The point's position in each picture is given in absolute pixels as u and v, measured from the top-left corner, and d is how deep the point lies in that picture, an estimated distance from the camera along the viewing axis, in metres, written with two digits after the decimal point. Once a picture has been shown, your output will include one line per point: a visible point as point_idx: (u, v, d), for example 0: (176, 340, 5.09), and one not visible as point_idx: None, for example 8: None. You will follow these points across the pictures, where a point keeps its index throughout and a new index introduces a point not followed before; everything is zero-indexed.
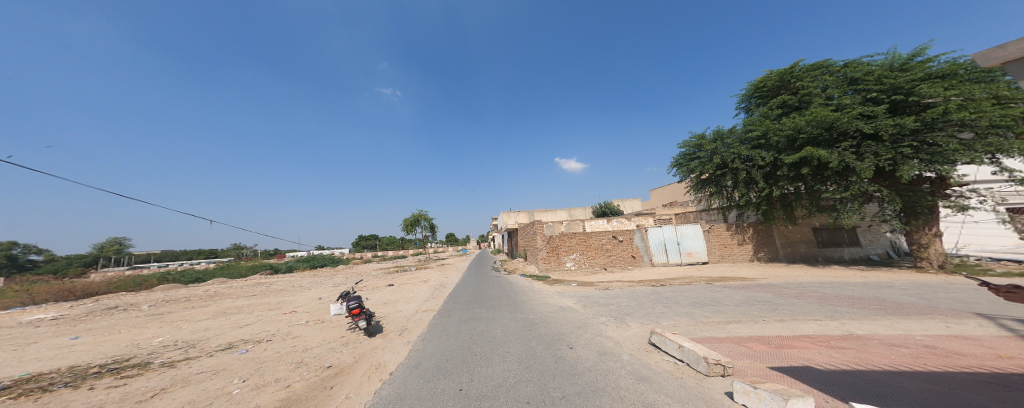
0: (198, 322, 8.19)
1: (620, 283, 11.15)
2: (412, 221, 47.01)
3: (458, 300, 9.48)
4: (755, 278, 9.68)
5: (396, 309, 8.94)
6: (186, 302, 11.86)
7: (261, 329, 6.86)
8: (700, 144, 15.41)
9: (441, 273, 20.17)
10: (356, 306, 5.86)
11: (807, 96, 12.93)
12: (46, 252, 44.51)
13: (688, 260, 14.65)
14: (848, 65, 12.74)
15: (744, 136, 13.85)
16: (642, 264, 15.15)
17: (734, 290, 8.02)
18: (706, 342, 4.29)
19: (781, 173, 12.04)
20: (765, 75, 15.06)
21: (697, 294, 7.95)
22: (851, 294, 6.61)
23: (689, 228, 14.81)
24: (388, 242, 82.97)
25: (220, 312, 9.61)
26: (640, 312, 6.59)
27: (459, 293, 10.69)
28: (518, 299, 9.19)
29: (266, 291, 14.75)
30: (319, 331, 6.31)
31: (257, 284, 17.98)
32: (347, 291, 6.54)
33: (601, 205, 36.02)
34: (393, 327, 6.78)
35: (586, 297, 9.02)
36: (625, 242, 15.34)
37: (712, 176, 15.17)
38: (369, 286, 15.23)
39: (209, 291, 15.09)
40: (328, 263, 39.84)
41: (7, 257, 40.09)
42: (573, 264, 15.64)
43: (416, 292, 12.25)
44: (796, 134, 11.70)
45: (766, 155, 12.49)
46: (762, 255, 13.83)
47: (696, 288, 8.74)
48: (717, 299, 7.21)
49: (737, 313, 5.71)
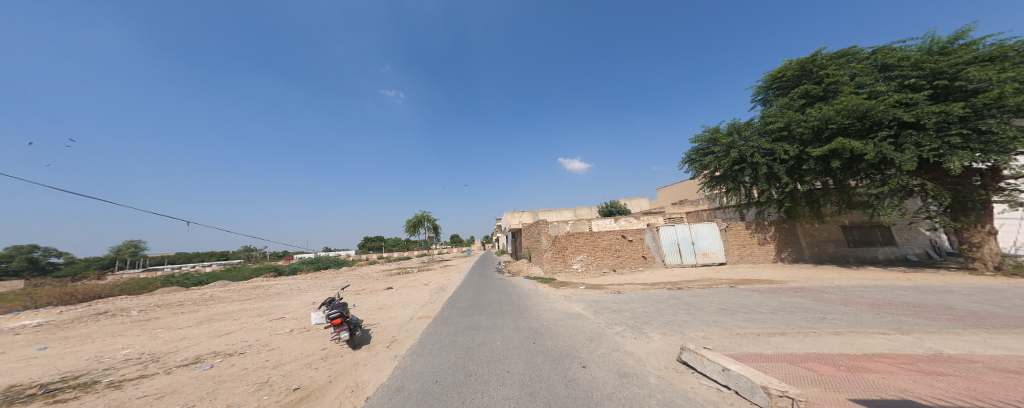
0: (178, 329, 7.63)
1: (632, 286, 10.31)
2: (415, 222, 46.59)
3: (457, 305, 8.78)
4: (784, 281, 8.78)
5: (390, 315, 8.25)
6: (177, 307, 11.40)
7: (240, 338, 6.27)
8: (714, 138, 14.51)
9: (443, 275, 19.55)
10: (337, 315, 5.17)
11: (833, 85, 11.97)
12: (67, 255, 45.78)
13: (703, 261, 13.71)
14: (879, 52, 11.78)
15: (764, 129, 12.89)
16: (654, 265, 14.27)
17: (764, 295, 7.14)
18: (751, 360, 3.47)
19: (807, 167, 11.08)
20: (785, 64, 14.11)
21: (722, 298, 7.09)
22: (909, 300, 5.69)
23: (704, 227, 13.91)
24: (394, 244, 82.69)
25: (207, 318, 9.09)
26: (660, 320, 5.79)
27: (459, 297, 9.99)
28: (522, 304, 8.47)
29: (262, 295, 14.25)
30: (298, 343, 5.66)
31: (256, 287, 17.55)
32: (332, 297, 5.88)
33: (608, 204, 35.03)
34: (382, 337, 6.09)
35: (596, 302, 8.23)
36: (635, 242, 14.50)
37: (728, 172, 14.25)
38: (368, 289, 14.66)
39: (205, 295, 14.69)
40: (332, 265, 39.59)
41: (29, 260, 41.17)
42: (581, 266, 14.84)
43: (414, 296, 11.59)
44: (823, 124, 10.76)
45: (789, 148, 11.54)
46: (786, 256, 12.79)
47: (720, 292, 7.88)
48: (747, 304, 6.35)
49: (779, 323, 4.86)
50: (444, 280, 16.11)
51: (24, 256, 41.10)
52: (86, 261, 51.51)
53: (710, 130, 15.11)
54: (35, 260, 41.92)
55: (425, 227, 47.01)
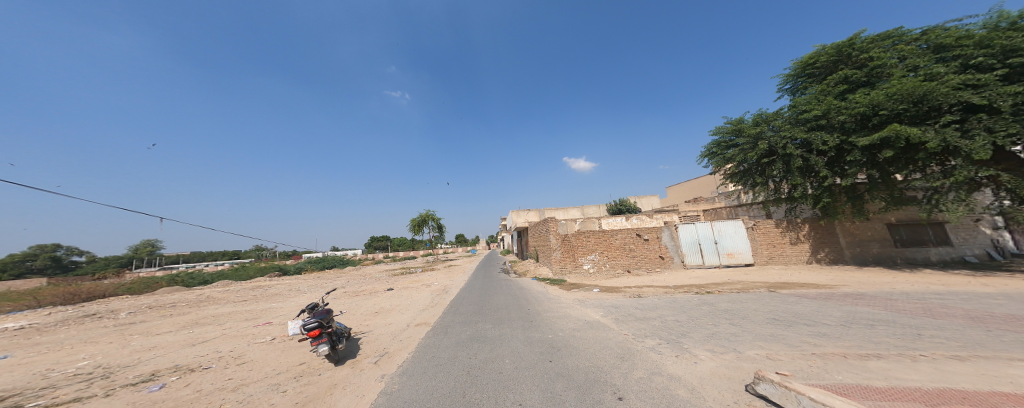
0: (155, 336, 6.94)
1: (652, 289, 9.33)
2: (419, 221, 46.12)
3: (460, 310, 7.94)
4: (833, 285, 7.68)
5: (385, 322, 7.44)
6: (167, 309, 10.81)
7: (214, 348, 5.51)
8: (738, 130, 13.51)
9: (446, 275, 18.71)
10: (315, 326, 4.30)
11: (878, 69, 10.99)
12: (86, 254, 46.82)
13: (728, 262, 12.59)
14: (930, 34, 10.78)
15: (797, 118, 11.84)
16: (673, 266, 13.19)
17: (817, 302, 6.07)
18: (862, 397, 2.50)
19: (851, 158, 10.02)
20: (818, 50, 13.10)
21: (766, 305, 6.06)
22: (1015, 312, 4.62)
23: (728, 225, 12.79)
24: (400, 243, 82.61)
25: (192, 321, 8.43)
26: (700, 332, 4.81)
27: (463, 301, 9.17)
28: (532, 310, 7.59)
29: (258, 296, 13.66)
30: (272, 357, 4.84)
31: (255, 287, 17.02)
32: (315, 303, 5.06)
33: (617, 202, 33.84)
34: (372, 349, 5.26)
35: (616, 307, 7.26)
36: (652, 241, 13.47)
37: (754, 166, 13.19)
38: (367, 290, 13.95)
39: (202, 295, 14.14)
40: (337, 264, 39.23)
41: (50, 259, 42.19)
42: (592, 266, 13.90)
43: (414, 299, 10.79)
44: (871, 111, 9.74)
45: (829, 138, 10.49)
46: (823, 257, 11.62)
47: (760, 297, 6.83)
48: (803, 314, 5.31)
49: (861, 339, 3.86)
50: (447, 281, 15.31)
51: (48, 254, 41.94)
52: (106, 260, 52.62)
53: (733, 121, 14.06)
54: (59, 259, 42.94)
55: (430, 226, 46.39)
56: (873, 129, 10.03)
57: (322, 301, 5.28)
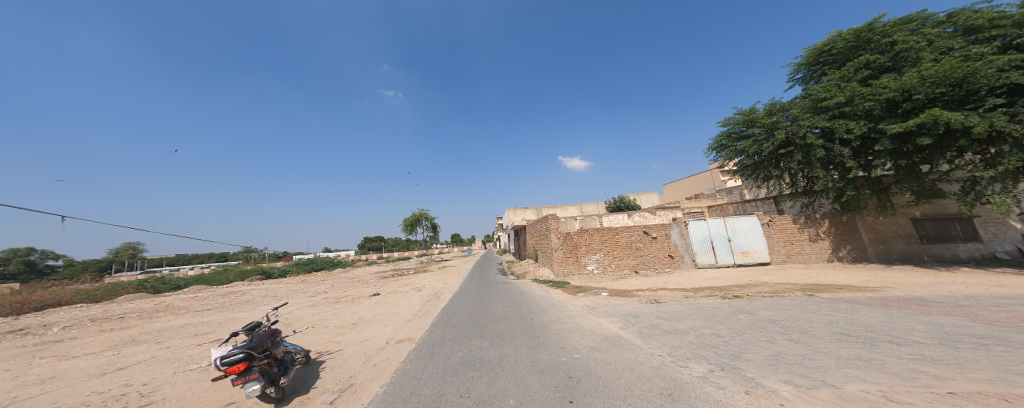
0: (70, 360, 5.60)
1: (669, 292, 8.32)
2: (411, 220, 44.54)
3: (459, 320, 6.91)
4: (876, 287, 6.76)
5: (360, 338, 6.22)
6: (113, 322, 9.36)
7: (125, 382, 4.22)
8: (750, 120, 12.96)
9: (439, 277, 17.51)
10: (239, 360, 3.05)
11: (904, 53, 10.59)
12: (60, 258, 44.31)
13: (742, 260, 11.74)
14: (955, 18, 10.48)
15: (814, 106, 11.36)
16: (683, 265, 12.25)
17: (878, 310, 5.07)
18: None
19: (881, 147, 9.49)
20: (832, 37, 12.68)
21: (819, 314, 5.04)
22: None
23: (742, 221, 11.97)
24: (393, 243, 80.67)
25: (130, 339, 7.05)
26: (757, 353, 3.72)
27: (460, 309, 8.08)
28: (541, 320, 6.57)
29: (227, 304, 12.26)
30: (192, 396, 3.58)
31: (229, 293, 15.56)
32: (256, 323, 3.84)
33: (615, 199, 33.10)
34: (333, 380, 4.04)
35: (635, 316, 6.20)
36: (660, 239, 12.52)
37: (768, 158, 12.64)
38: (351, 296, 12.69)
39: (163, 303, 12.61)
40: (326, 266, 37.55)
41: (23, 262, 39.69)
42: (596, 267, 12.92)
43: (401, 306, 9.58)
44: (904, 96, 9.25)
45: (856, 126, 9.93)
46: (846, 255, 10.95)
47: (804, 302, 5.81)
48: (874, 325, 4.30)
49: (997, 368, 2.81)
50: (439, 285, 14.16)
51: (21, 258, 39.28)
52: (83, 264, 49.62)
53: (743, 111, 13.55)
54: (35, 263, 40.42)
55: (423, 225, 44.85)
56: (902, 116, 9.60)
57: (266, 317, 4.03)
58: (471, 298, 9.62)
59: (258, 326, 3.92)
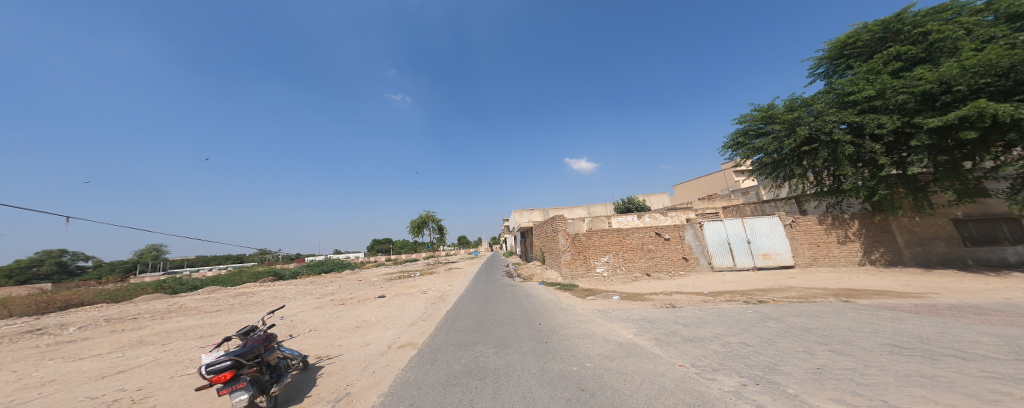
0: (74, 362, 5.55)
1: (685, 296, 7.86)
2: (418, 222, 44.66)
3: (472, 323, 6.72)
4: (919, 293, 6.18)
5: (362, 342, 6.00)
6: (124, 323, 9.44)
7: (121, 386, 4.09)
8: (770, 117, 12.44)
9: (445, 280, 17.33)
10: (227, 368, 2.83)
11: (939, 43, 9.97)
12: (87, 259, 46.28)
13: (762, 263, 11.14)
14: (994, 5, 9.81)
15: (839, 101, 10.80)
16: (699, 268, 11.69)
17: (929, 319, 4.56)
18: None
19: (918, 142, 8.93)
20: (856, 29, 12.04)
21: (859, 322, 4.56)
22: None
23: (762, 222, 11.39)
24: (402, 245, 81.31)
25: (136, 340, 7.03)
26: (796, 366, 3.29)
27: (470, 312, 7.87)
28: (552, 324, 6.27)
29: (236, 305, 12.32)
30: (182, 404, 3.39)
31: (239, 294, 15.70)
32: (251, 326, 3.64)
33: (624, 200, 32.41)
34: (330, 387, 3.80)
35: (650, 322, 5.80)
36: (673, 241, 11.99)
37: (790, 156, 12.09)
38: (356, 298, 12.59)
39: (175, 304, 12.76)
40: (335, 267, 37.97)
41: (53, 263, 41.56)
42: (606, 269, 12.47)
43: (406, 309, 9.38)
44: (942, 87, 8.67)
45: (889, 121, 9.37)
46: (879, 258, 10.33)
47: (840, 309, 5.32)
48: (928, 336, 3.81)
49: None
50: (445, 287, 13.94)
51: (53, 260, 41.22)
52: (111, 265, 51.80)
53: (762, 108, 13.04)
54: (66, 264, 42.30)
55: (430, 227, 44.94)
56: (940, 109, 9.01)
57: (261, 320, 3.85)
58: (482, 300, 9.40)
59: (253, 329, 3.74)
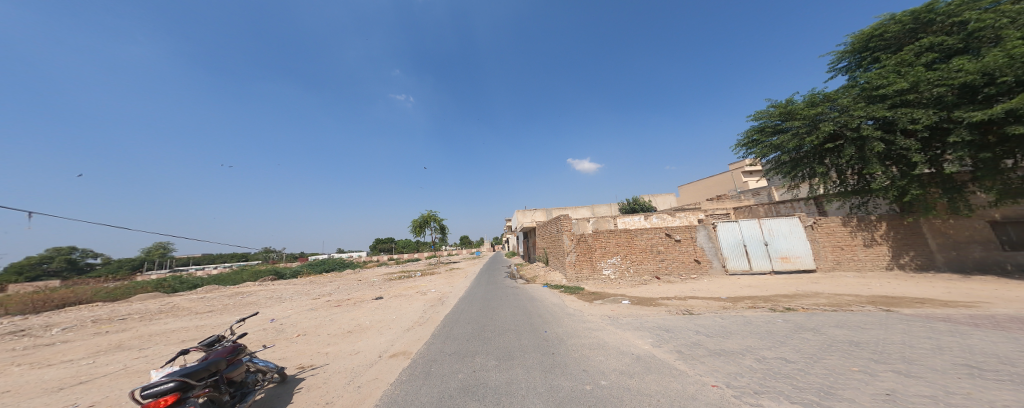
0: (40, 369, 5.12)
1: (701, 302, 7.30)
2: (420, 222, 44.24)
3: (485, 327, 6.36)
4: (967, 304, 5.58)
5: (352, 350, 5.52)
6: (110, 324, 9.04)
7: (73, 401, 3.61)
8: (791, 112, 11.94)
9: (446, 280, 16.86)
10: (171, 388, 2.31)
11: (978, 34, 9.44)
12: (95, 256, 46.58)
13: (781, 266, 10.56)
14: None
15: (865, 95, 10.32)
16: (712, 271, 11.10)
17: (996, 335, 3.98)
18: None
19: (959, 138, 8.44)
20: (882, 21, 11.52)
21: (915, 336, 3.99)
22: None
23: (780, 224, 10.82)
24: (405, 245, 81.14)
25: (115, 344, 6.60)
26: (858, 390, 2.73)
27: (479, 315, 7.48)
28: (565, 331, 5.82)
29: (230, 305, 11.91)
30: None
31: (235, 294, 15.30)
32: (215, 338, 3.18)
33: (629, 201, 31.76)
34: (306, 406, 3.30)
35: (667, 331, 5.26)
36: (685, 242, 11.40)
37: (812, 154, 11.58)
38: (353, 300, 12.15)
39: (167, 304, 12.38)
40: (337, 267, 37.67)
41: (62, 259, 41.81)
42: (613, 272, 11.92)
43: (403, 312, 8.92)
44: (986, 79, 8.18)
45: (925, 116, 8.88)
46: (907, 262, 9.86)
47: (885, 321, 4.74)
48: (1006, 356, 3.24)
49: None
50: (446, 288, 13.47)
51: (63, 257, 41.55)
52: (119, 262, 52.16)
53: (780, 103, 12.54)
54: (75, 261, 42.51)
55: (432, 227, 44.64)
56: (981, 103, 8.59)
57: (226, 332, 3.37)
58: (490, 302, 9.02)
59: (216, 342, 3.25)
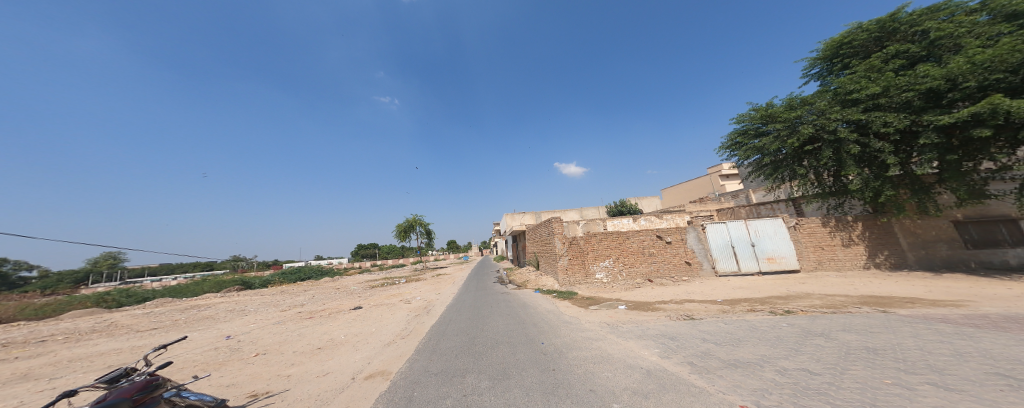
0: None
1: (700, 305, 7.10)
2: (404, 227, 42.74)
3: (473, 339, 5.75)
4: (956, 303, 5.62)
5: (319, 371, 4.78)
6: (27, 349, 7.67)
7: None
8: (770, 115, 12.24)
9: (432, 287, 16.07)
10: None
11: (938, 42, 10.02)
12: (33, 268, 41.64)
13: (768, 267, 10.69)
14: (988, 5, 9.97)
15: (839, 99, 10.68)
16: (702, 273, 11.09)
17: (1004, 336, 3.87)
18: None
19: (928, 140, 8.81)
20: (851, 29, 12.08)
21: (925, 341, 3.79)
22: None
23: (766, 225, 10.98)
24: (388, 251, 78.48)
25: (24, 375, 5.47)
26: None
27: (466, 325, 6.86)
28: (564, 342, 5.36)
29: (184, 321, 10.60)
30: None
31: (193, 308, 13.78)
32: (113, 374, 2.40)
33: (616, 204, 32.13)
34: None
35: (673, 339, 4.93)
36: (675, 244, 11.36)
37: (792, 156, 11.86)
38: (329, 310, 11.17)
39: (109, 322, 10.86)
40: (314, 275, 35.54)
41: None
42: (606, 275, 11.68)
43: (383, 323, 8.15)
44: (951, 84, 8.60)
45: (896, 120, 9.23)
46: (883, 261, 10.21)
47: (890, 322, 4.61)
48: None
49: None
50: (432, 295, 12.72)
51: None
52: (60, 275, 46.72)
53: (760, 107, 12.88)
54: (8, 275, 37.68)
55: (417, 232, 43.22)
56: (945, 107, 9.03)
57: (136, 364, 2.63)
58: (479, 310, 8.41)
59: (121, 379, 2.51)
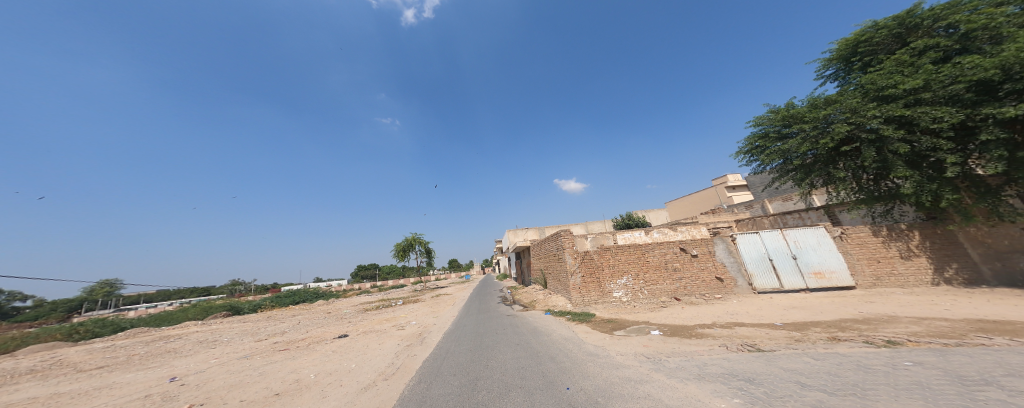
0: None
1: (757, 331, 5.71)
2: (404, 246, 41.38)
3: (476, 383, 4.33)
4: None
5: None
6: None
7: None
8: (794, 116, 11.16)
9: (429, 309, 14.54)
10: None
11: (971, 34, 9.06)
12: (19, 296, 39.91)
13: (814, 282, 9.32)
14: None
15: (871, 97, 9.63)
16: (737, 290, 9.69)
17: None
18: None
19: (992, 137, 7.66)
20: (866, 27, 11.17)
21: None
22: None
23: (806, 235, 9.82)
24: (388, 270, 76.33)
25: None
26: None
27: (469, 361, 5.44)
28: (596, 386, 3.98)
29: (141, 356, 9.13)
30: None
31: (160, 339, 12.21)
32: None
33: (622, 217, 30.79)
34: None
35: (751, 382, 3.59)
36: (703, 257, 10.03)
37: (826, 159, 10.69)
38: (309, 340, 9.67)
39: (55, 360, 9.35)
40: (308, 298, 33.71)
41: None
42: (624, 294, 10.26)
43: (367, 358, 6.71)
44: (1008, 73, 7.52)
45: (948, 115, 8.11)
46: (954, 276, 8.82)
47: None
48: None
49: None
50: (429, 320, 11.28)
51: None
52: (54, 304, 45.20)
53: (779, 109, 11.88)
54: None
55: (416, 251, 41.59)
56: (1002, 99, 7.93)
57: None
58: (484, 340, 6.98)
59: None
